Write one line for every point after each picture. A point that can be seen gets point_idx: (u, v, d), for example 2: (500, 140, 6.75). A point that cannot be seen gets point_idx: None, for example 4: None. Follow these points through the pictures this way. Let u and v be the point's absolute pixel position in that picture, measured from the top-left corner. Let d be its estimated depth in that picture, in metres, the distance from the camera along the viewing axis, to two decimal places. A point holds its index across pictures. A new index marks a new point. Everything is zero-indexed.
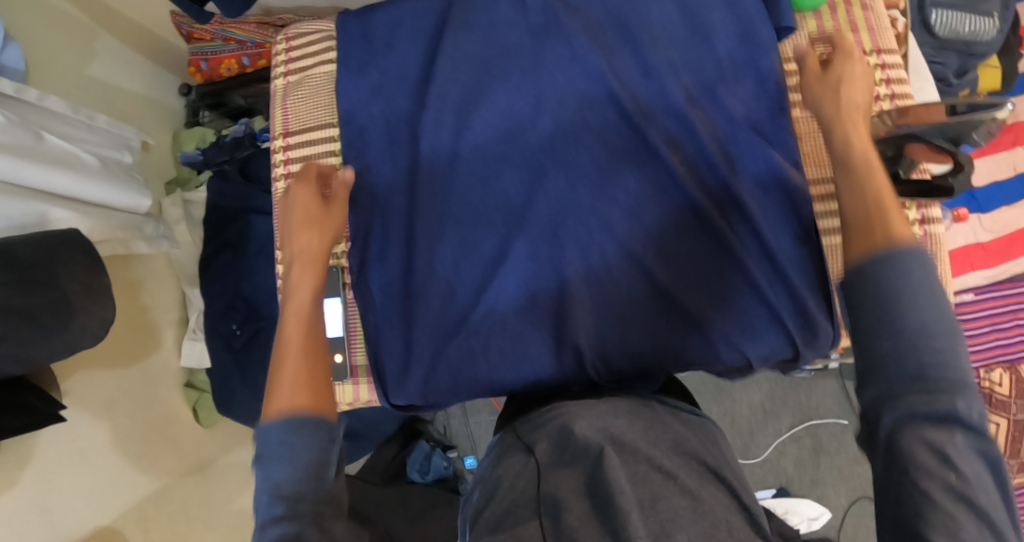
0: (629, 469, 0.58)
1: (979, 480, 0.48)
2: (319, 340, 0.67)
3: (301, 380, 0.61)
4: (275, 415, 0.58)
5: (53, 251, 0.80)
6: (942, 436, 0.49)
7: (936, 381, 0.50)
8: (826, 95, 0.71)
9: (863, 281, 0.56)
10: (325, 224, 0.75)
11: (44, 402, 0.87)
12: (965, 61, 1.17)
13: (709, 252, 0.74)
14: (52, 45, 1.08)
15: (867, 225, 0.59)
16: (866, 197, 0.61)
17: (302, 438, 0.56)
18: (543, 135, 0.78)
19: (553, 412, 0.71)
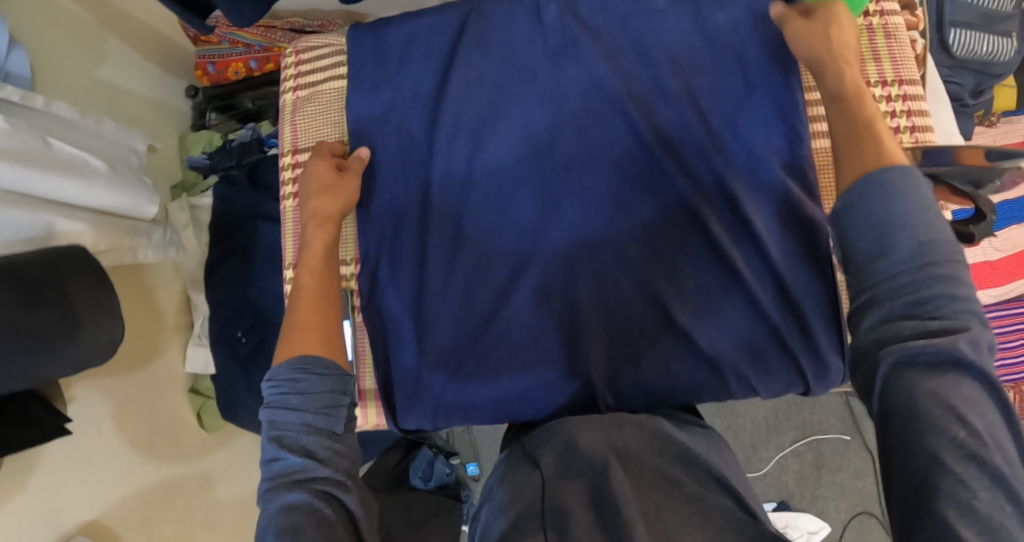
0: (633, 481, 0.59)
1: (989, 429, 0.46)
2: (330, 296, 0.74)
3: (310, 330, 0.69)
4: (285, 359, 0.66)
5: (61, 268, 0.82)
6: (943, 380, 0.48)
7: (937, 322, 0.50)
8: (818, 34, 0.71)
9: (858, 211, 0.56)
10: (337, 189, 0.79)
11: (51, 414, 0.88)
12: (980, 81, 1.15)
13: (722, 281, 0.75)
14: (61, 48, 1.07)
15: (859, 158, 0.60)
16: (859, 127, 0.63)
17: (311, 379, 0.64)
18: (556, 161, 0.79)
19: (557, 425, 0.71)
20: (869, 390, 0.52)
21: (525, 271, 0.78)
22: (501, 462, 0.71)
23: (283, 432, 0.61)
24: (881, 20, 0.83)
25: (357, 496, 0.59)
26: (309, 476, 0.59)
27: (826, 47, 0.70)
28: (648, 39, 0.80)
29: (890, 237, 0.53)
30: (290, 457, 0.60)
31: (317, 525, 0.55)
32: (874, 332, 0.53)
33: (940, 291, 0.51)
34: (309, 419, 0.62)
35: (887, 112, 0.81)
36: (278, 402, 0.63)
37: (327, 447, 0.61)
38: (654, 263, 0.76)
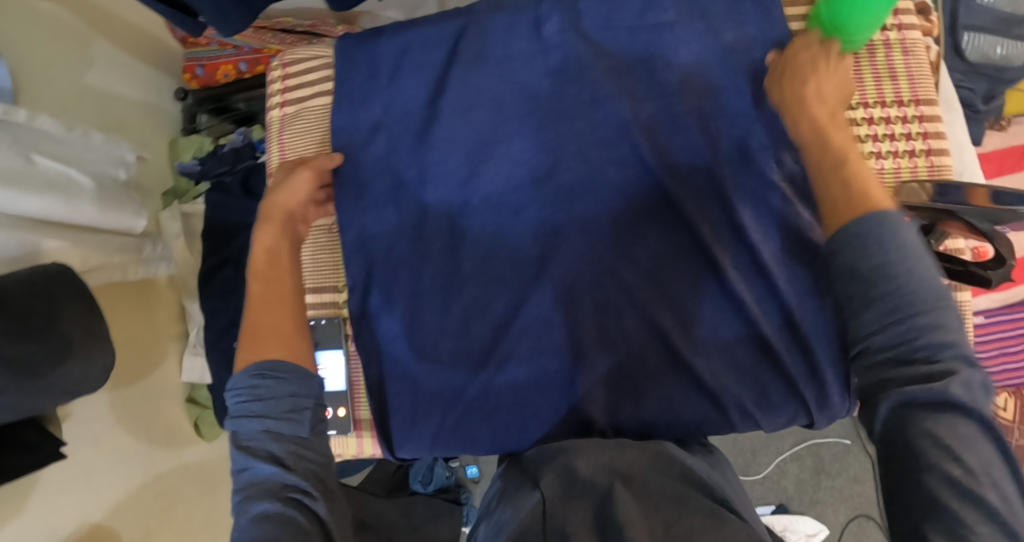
0: (640, 503, 0.55)
1: (986, 467, 0.45)
2: (281, 296, 0.69)
3: (258, 334, 0.65)
4: (243, 366, 0.62)
5: (51, 294, 0.80)
6: (938, 422, 0.47)
7: (927, 366, 0.49)
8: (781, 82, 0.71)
9: (843, 262, 0.55)
10: (282, 185, 0.76)
11: (47, 440, 0.87)
12: (993, 86, 1.10)
13: (724, 311, 0.73)
14: (47, 55, 1.04)
15: (840, 199, 0.59)
16: (840, 167, 0.61)
17: (271, 385, 0.60)
18: (552, 189, 0.76)
19: (557, 446, 0.67)
20: (871, 432, 0.51)
21: (524, 300, 0.76)
22: (499, 487, 0.66)
23: (247, 442, 0.59)
24: (899, 34, 0.78)
25: (328, 505, 0.58)
26: (279, 485, 0.57)
27: (795, 88, 0.69)
28: (653, 57, 0.76)
29: (874, 287, 0.52)
30: (256, 467, 0.58)
31: (292, 535, 0.54)
32: (868, 380, 0.52)
33: (928, 338, 0.49)
34: (272, 427, 0.59)
35: (903, 134, 0.76)
36: (240, 412, 0.60)
37: (294, 454, 0.59)
38: (655, 294, 0.74)
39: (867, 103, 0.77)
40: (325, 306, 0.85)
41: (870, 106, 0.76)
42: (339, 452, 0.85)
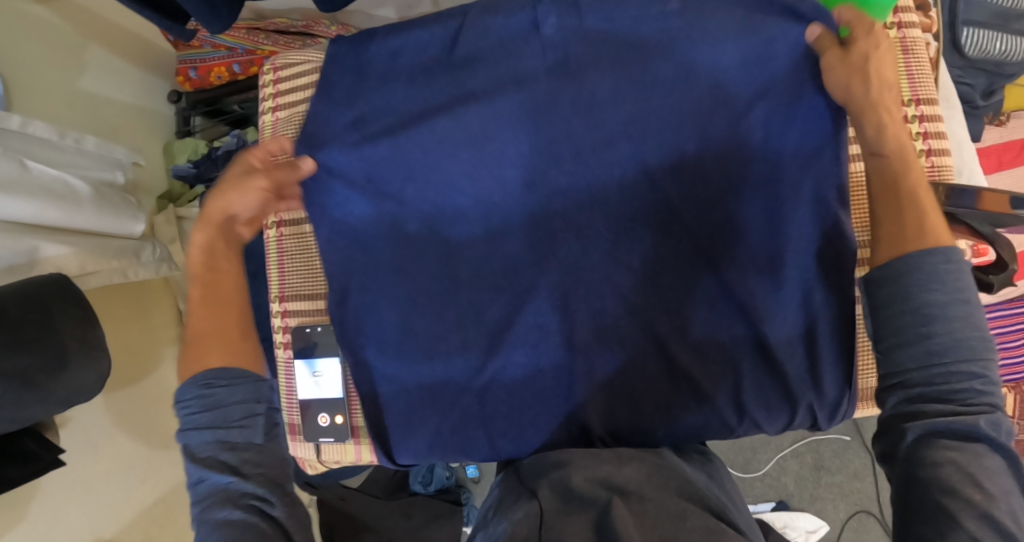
0: (637, 517, 0.55)
1: (1005, 496, 0.49)
2: (222, 301, 0.69)
3: (199, 339, 0.66)
4: (191, 377, 0.63)
5: (46, 305, 0.80)
6: (966, 454, 0.50)
7: (965, 404, 0.52)
8: (853, 81, 0.67)
9: (897, 291, 0.56)
10: (232, 186, 0.73)
11: (45, 448, 0.87)
12: (992, 81, 1.11)
13: (723, 315, 0.73)
14: (40, 60, 1.03)
15: (899, 225, 0.59)
16: (899, 191, 0.61)
17: (222, 392, 0.62)
18: (549, 195, 0.76)
19: (554, 458, 0.68)
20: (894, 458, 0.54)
21: (520, 305, 0.76)
22: (498, 497, 0.66)
23: (200, 452, 0.60)
24: (899, 33, 0.77)
25: (285, 508, 0.59)
26: (234, 491, 0.58)
27: (865, 93, 0.66)
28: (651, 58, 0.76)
29: (928, 326, 0.54)
30: (211, 475, 0.59)
31: (255, 538, 0.55)
32: (899, 410, 0.55)
33: (970, 382, 0.52)
34: (224, 435, 0.60)
35: None
36: (191, 422, 0.61)
37: (248, 461, 0.60)
38: (650, 298, 0.74)
39: None
40: (321, 313, 0.85)
41: None
42: (338, 459, 0.85)
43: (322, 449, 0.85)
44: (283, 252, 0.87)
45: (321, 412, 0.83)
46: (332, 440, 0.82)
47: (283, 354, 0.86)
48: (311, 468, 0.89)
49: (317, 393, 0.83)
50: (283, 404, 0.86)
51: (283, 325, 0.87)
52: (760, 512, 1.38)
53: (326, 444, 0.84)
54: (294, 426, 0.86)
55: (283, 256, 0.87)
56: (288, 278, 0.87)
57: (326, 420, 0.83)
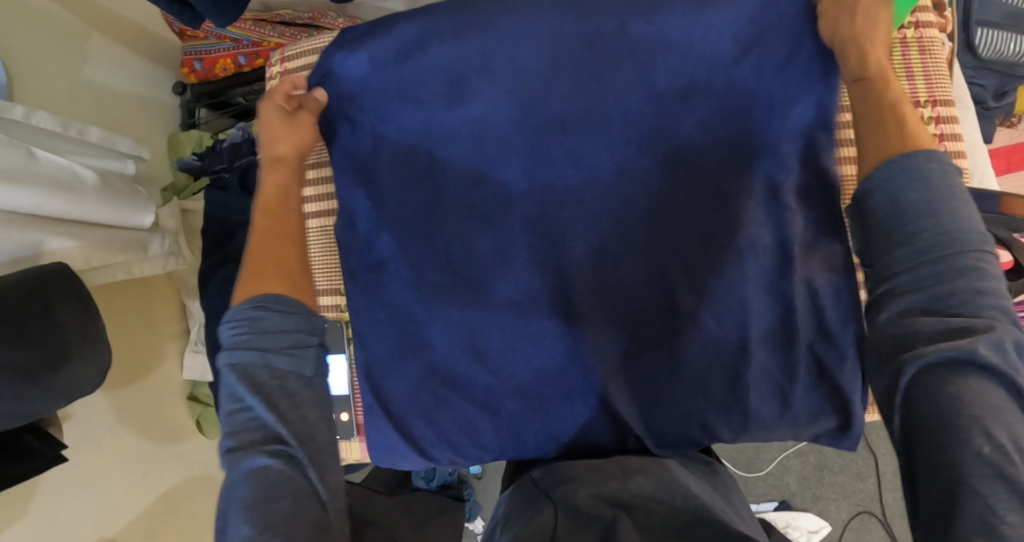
0: (643, 534, 0.54)
1: (1012, 434, 0.45)
2: (288, 235, 0.72)
3: (264, 270, 0.67)
4: (245, 298, 0.63)
5: (46, 297, 0.80)
6: (966, 385, 0.46)
7: (959, 318, 0.48)
8: (845, 13, 0.67)
9: (885, 200, 0.54)
10: (285, 127, 0.76)
11: (47, 445, 0.86)
12: (1004, 81, 1.10)
13: (739, 317, 0.71)
14: (42, 50, 1.01)
15: (886, 135, 0.58)
16: (884, 108, 0.60)
17: (276, 318, 0.61)
18: (559, 195, 0.74)
19: (561, 473, 0.67)
20: (890, 389, 0.50)
21: (529, 302, 0.74)
22: (506, 511, 0.66)
23: (246, 369, 0.59)
24: (916, 33, 0.76)
25: (318, 468, 0.58)
26: (270, 429, 0.57)
27: (851, 26, 0.66)
28: None
29: (912, 230, 0.51)
30: (254, 406, 0.58)
31: (290, 486, 0.55)
32: (893, 332, 0.51)
33: (964, 290, 0.48)
34: (273, 361, 0.60)
35: None
36: (237, 345, 0.60)
37: (288, 394, 0.59)
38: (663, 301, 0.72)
39: None
40: (329, 310, 0.84)
41: None
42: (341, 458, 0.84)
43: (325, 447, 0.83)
44: None
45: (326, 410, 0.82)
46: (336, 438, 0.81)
47: None
48: None
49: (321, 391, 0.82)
50: None
51: None
52: (761, 511, 1.39)
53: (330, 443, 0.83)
54: None
55: None
56: None
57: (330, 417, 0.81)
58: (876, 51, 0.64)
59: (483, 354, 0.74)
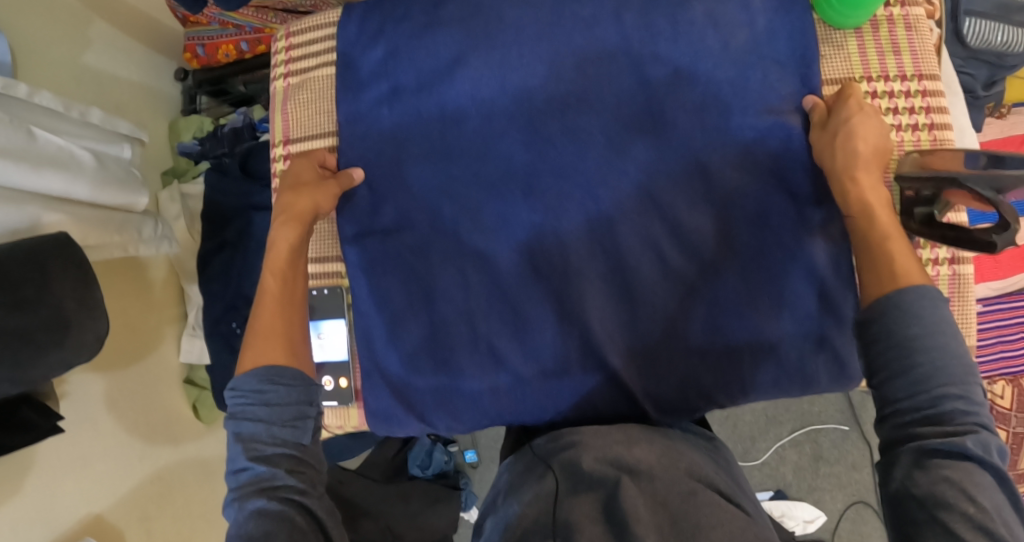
0: (648, 497, 0.57)
1: (997, 509, 0.49)
2: (295, 299, 0.71)
3: (274, 337, 0.67)
4: (250, 369, 0.64)
5: (44, 265, 0.81)
6: (960, 469, 0.50)
7: (953, 425, 0.53)
8: (829, 146, 0.70)
9: (881, 338, 0.58)
10: (311, 187, 0.76)
11: (43, 417, 0.86)
12: (993, 72, 1.12)
13: (729, 285, 0.72)
14: (45, 32, 1.03)
15: (875, 274, 0.62)
16: (877, 245, 0.63)
17: (278, 390, 0.62)
18: (561, 172, 0.75)
19: (565, 439, 0.70)
20: (890, 478, 0.54)
21: (528, 272, 0.75)
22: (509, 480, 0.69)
23: (250, 442, 0.61)
24: (902, 10, 0.78)
25: (318, 500, 0.60)
26: (274, 484, 0.59)
27: (834, 159, 0.69)
28: (660, 32, 0.76)
29: (907, 354, 0.56)
30: (256, 465, 0.59)
31: (288, 533, 0.55)
32: (895, 435, 0.55)
33: (955, 402, 0.53)
34: (277, 431, 0.61)
35: (906, 108, 0.76)
36: (243, 414, 0.62)
37: (295, 460, 0.61)
38: (660, 271, 0.73)
39: (870, 77, 0.76)
40: (328, 277, 0.82)
41: (872, 80, 0.76)
42: (339, 425, 0.81)
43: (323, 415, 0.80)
44: None
45: (327, 376, 0.80)
46: (334, 404, 0.79)
47: None
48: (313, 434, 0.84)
49: (321, 355, 0.80)
50: None
51: None
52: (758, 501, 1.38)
53: (328, 410, 0.80)
54: None
55: None
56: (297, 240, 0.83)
57: (331, 383, 0.79)
58: (866, 184, 0.67)
59: (481, 321, 0.75)
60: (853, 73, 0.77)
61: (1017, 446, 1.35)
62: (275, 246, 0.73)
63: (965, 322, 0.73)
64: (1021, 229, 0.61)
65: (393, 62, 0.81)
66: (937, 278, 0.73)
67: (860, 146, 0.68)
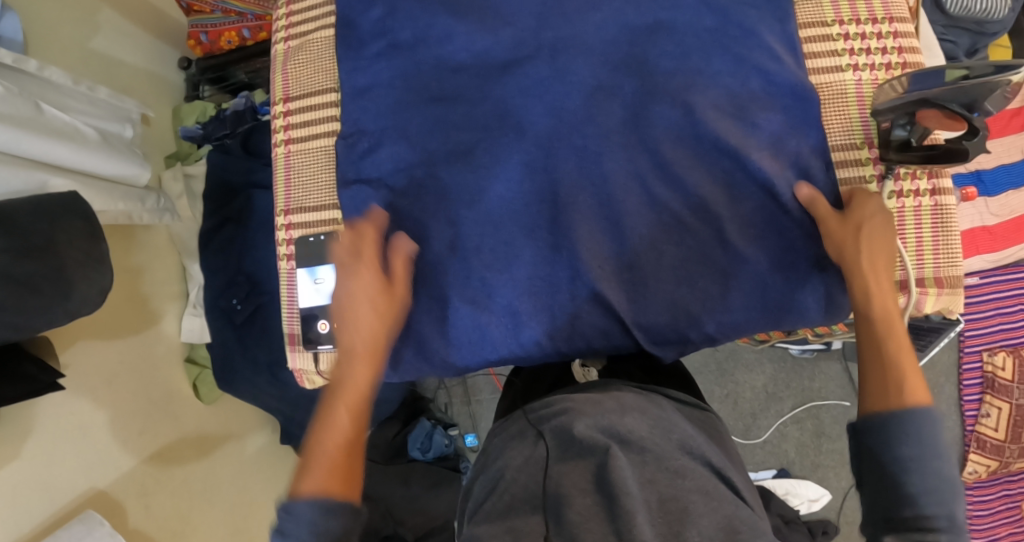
0: (636, 469, 0.58)
1: None
2: (360, 425, 0.67)
3: (334, 466, 0.63)
4: (308, 496, 0.60)
5: (54, 218, 0.82)
6: None
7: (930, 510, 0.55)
8: (851, 243, 0.69)
9: (878, 438, 0.59)
10: (381, 297, 0.72)
11: (43, 371, 0.87)
12: (975, 40, 1.15)
13: (713, 219, 0.74)
14: (55, 14, 1.06)
15: (882, 385, 0.62)
16: (882, 354, 0.64)
17: (331, 525, 0.59)
18: (553, 115, 0.77)
19: (558, 406, 0.70)
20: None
21: (518, 215, 0.77)
22: (501, 443, 0.70)
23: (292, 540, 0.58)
24: None
25: None
26: None
27: (854, 258, 0.68)
28: None
29: (899, 432, 0.58)
30: None
31: None
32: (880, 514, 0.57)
33: (936, 492, 0.56)
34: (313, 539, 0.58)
35: (878, 48, 0.77)
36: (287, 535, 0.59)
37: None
38: (649, 202, 0.75)
39: (842, 20, 0.78)
40: (324, 224, 0.84)
41: (844, 24, 0.78)
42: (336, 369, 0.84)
43: (319, 358, 0.84)
44: (290, 169, 0.87)
45: (321, 319, 0.82)
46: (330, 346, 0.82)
47: (284, 266, 0.85)
48: (308, 382, 0.87)
49: (317, 299, 0.82)
50: (283, 315, 0.86)
51: (286, 238, 0.85)
52: (761, 479, 1.37)
53: (323, 353, 0.83)
54: (292, 335, 0.85)
55: (290, 172, 0.87)
56: (293, 191, 0.86)
57: (326, 326, 0.82)
58: (875, 291, 0.67)
59: (473, 260, 0.77)
60: (825, 18, 0.79)
61: (1021, 418, 1.32)
62: (345, 374, 0.69)
63: (950, 254, 0.74)
64: (989, 133, 0.67)
65: (390, 22, 0.83)
66: (919, 209, 0.74)
67: (869, 251, 0.68)
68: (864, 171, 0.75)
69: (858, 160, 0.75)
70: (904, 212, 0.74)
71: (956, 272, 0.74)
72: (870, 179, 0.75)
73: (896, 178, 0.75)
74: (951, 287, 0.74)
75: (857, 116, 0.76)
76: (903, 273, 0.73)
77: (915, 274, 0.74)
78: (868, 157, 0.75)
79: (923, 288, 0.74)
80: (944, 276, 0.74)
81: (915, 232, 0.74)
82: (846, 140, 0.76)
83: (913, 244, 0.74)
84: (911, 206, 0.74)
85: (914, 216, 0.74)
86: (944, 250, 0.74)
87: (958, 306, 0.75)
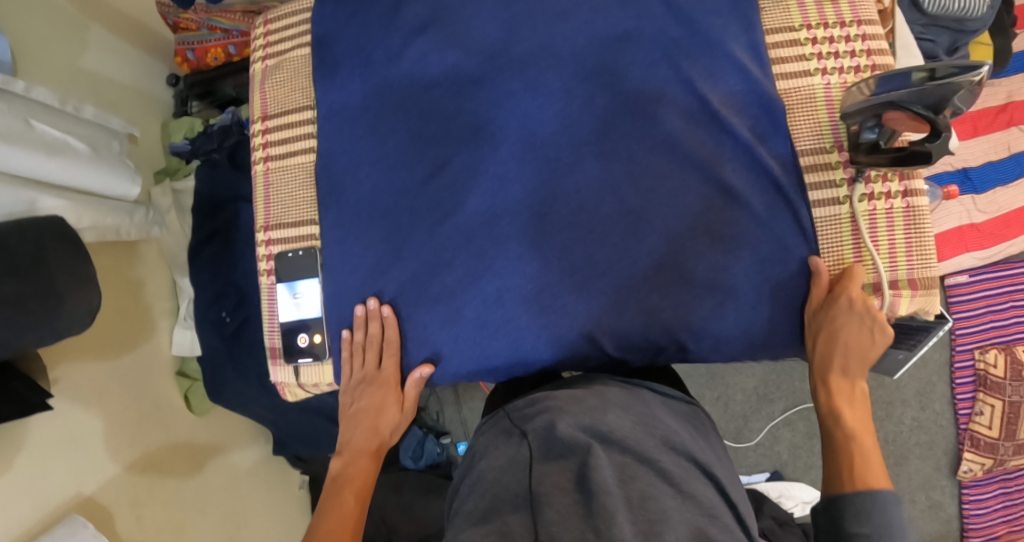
0: (617, 469, 0.59)
1: None
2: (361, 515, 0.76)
3: None
4: None
5: (41, 240, 0.83)
6: None
7: None
8: (823, 342, 0.73)
9: (837, 518, 0.66)
10: (388, 402, 0.80)
11: (31, 389, 0.88)
12: (956, 37, 1.15)
13: (684, 226, 0.75)
14: (43, 32, 1.07)
15: (841, 471, 0.68)
16: (845, 444, 0.70)
17: None
18: (527, 127, 0.78)
19: (542, 403, 0.70)
20: None
21: (493, 226, 0.78)
22: (485, 441, 0.70)
23: None
24: None
25: None
26: None
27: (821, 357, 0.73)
28: None
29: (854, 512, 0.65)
30: None
31: None
32: None
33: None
34: None
35: (847, 52, 0.78)
36: None
37: None
38: (621, 210, 0.76)
39: (809, 25, 0.79)
40: (303, 240, 0.85)
41: (811, 28, 0.78)
42: (316, 383, 0.85)
43: (300, 372, 0.85)
44: (269, 185, 0.87)
45: (303, 333, 0.84)
46: (310, 360, 0.84)
47: (265, 281, 0.86)
48: (290, 395, 0.89)
49: (298, 314, 0.84)
50: (264, 330, 0.87)
51: (266, 254, 0.86)
52: (754, 482, 1.37)
53: (304, 367, 0.85)
54: (274, 349, 0.86)
55: (270, 189, 0.87)
56: (273, 207, 0.87)
57: (306, 339, 0.84)
58: (840, 388, 0.72)
59: (451, 273, 0.78)
60: (793, 23, 0.79)
61: (1015, 415, 1.31)
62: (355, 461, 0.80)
63: (924, 254, 0.74)
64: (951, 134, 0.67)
65: (364, 37, 0.84)
66: (890, 211, 0.74)
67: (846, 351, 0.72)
68: (834, 175, 0.75)
69: (828, 164, 0.75)
70: (879, 214, 0.74)
71: (929, 273, 0.74)
72: (841, 183, 0.75)
73: (867, 181, 0.75)
74: (925, 287, 0.74)
75: (826, 120, 0.76)
76: (875, 275, 0.74)
77: (888, 276, 0.74)
78: (837, 160, 0.75)
79: (897, 290, 0.74)
80: (918, 278, 0.74)
81: (888, 233, 0.74)
82: (816, 144, 0.76)
83: (886, 245, 0.74)
84: (883, 208, 0.74)
85: (886, 218, 0.74)
86: (917, 250, 0.74)
87: (934, 306, 0.75)
